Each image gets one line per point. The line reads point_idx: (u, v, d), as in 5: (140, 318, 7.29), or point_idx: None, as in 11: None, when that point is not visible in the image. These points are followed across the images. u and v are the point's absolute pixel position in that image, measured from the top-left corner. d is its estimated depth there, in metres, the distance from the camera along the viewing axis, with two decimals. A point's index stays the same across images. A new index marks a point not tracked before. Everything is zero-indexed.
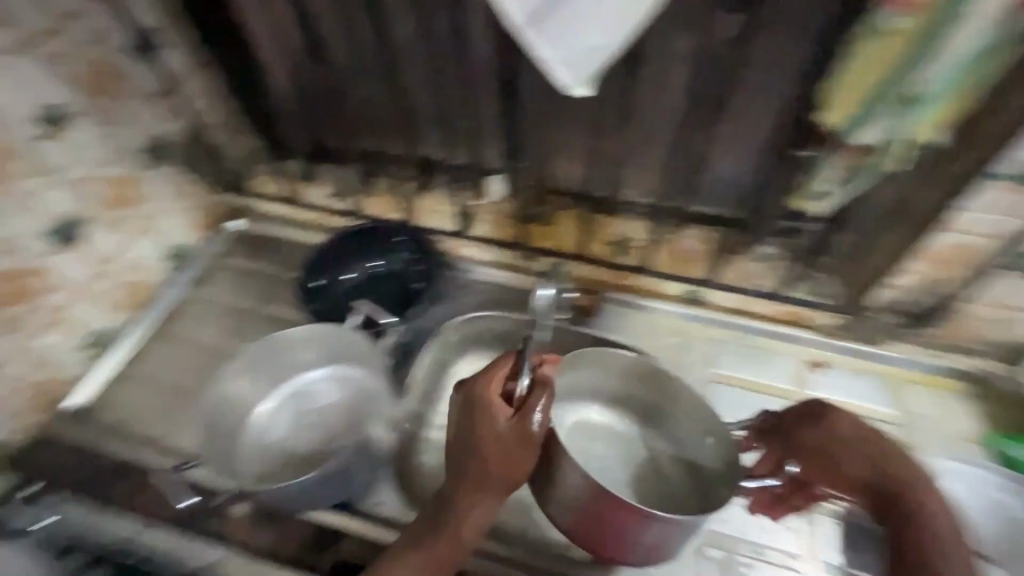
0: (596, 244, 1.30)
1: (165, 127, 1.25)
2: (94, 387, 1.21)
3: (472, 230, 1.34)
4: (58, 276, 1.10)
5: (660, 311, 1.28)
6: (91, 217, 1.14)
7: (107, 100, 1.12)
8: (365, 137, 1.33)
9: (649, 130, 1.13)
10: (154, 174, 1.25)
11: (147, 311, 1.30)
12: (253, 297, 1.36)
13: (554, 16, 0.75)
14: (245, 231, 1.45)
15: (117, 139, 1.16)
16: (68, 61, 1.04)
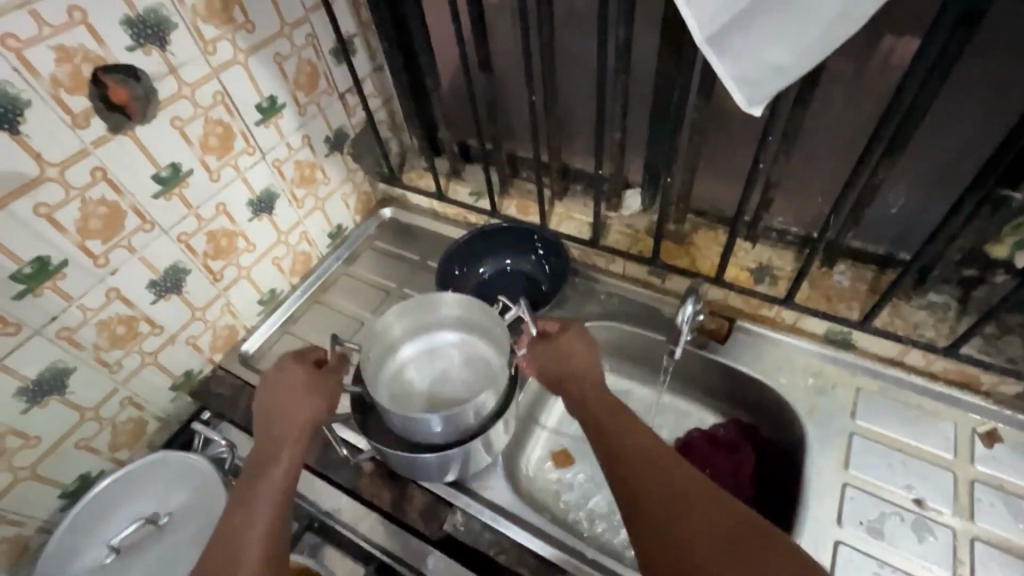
0: (734, 268, 1.29)
1: (344, 120, 1.44)
2: (264, 337, 1.42)
3: (605, 239, 1.38)
4: (250, 239, 1.31)
5: (801, 349, 1.27)
6: (281, 192, 1.34)
7: (308, 93, 1.31)
8: (516, 142, 1.44)
9: (817, 154, 1.12)
10: (330, 160, 1.44)
11: (307, 277, 1.51)
12: (394, 278, 1.53)
13: (742, 33, 0.69)
14: (393, 219, 1.65)
15: (309, 128, 1.35)
16: (286, 60, 1.23)
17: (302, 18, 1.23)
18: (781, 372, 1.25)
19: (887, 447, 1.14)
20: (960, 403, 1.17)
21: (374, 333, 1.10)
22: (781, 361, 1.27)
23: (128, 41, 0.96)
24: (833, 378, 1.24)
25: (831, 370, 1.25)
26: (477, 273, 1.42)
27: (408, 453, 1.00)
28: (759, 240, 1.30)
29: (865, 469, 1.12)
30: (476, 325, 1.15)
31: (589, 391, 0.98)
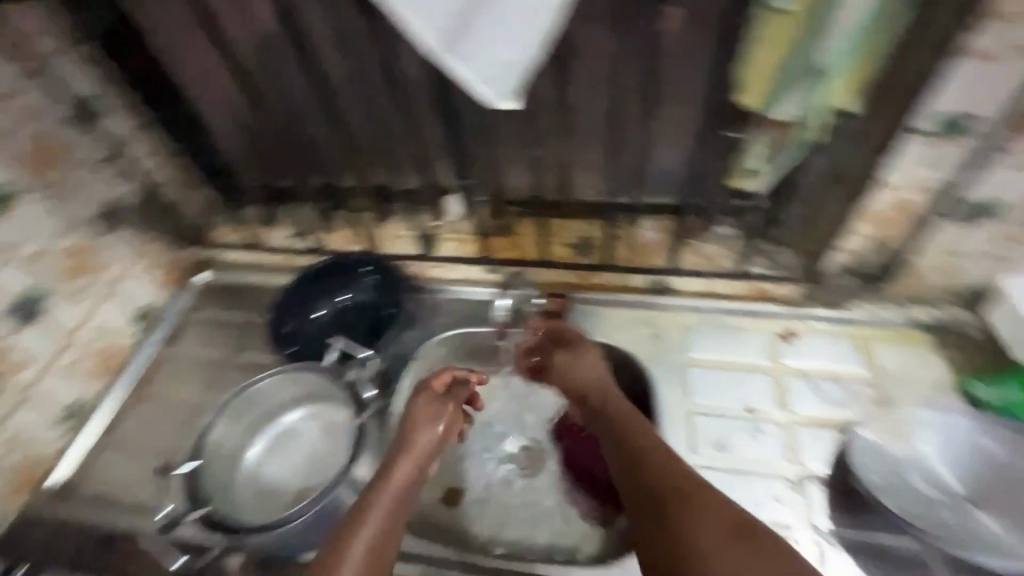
0: (556, 247, 1.42)
1: (118, 191, 1.32)
2: (72, 461, 1.27)
3: (435, 251, 1.44)
4: (27, 355, 1.15)
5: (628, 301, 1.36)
6: (53, 292, 1.19)
7: (56, 171, 1.18)
8: (318, 173, 1.44)
9: (587, 126, 1.22)
10: (110, 238, 1.31)
11: (126, 370, 1.36)
12: (227, 347, 1.42)
13: (472, 37, 0.82)
14: (211, 282, 1.50)
15: (71, 212, 1.21)
16: (9, 141, 1.09)
17: (14, 86, 1.09)
18: (616, 329, 1.33)
19: (713, 371, 1.26)
20: (760, 312, 1.31)
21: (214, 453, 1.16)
22: (613, 320, 1.34)
23: None
24: (660, 325, 1.33)
25: (656, 318, 1.34)
26: (313, 319, 1.36)
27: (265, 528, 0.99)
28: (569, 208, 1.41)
29: (704, 397, 1.23)
30: (315, 392, 1.25)
31: (642, 429, 0.96)
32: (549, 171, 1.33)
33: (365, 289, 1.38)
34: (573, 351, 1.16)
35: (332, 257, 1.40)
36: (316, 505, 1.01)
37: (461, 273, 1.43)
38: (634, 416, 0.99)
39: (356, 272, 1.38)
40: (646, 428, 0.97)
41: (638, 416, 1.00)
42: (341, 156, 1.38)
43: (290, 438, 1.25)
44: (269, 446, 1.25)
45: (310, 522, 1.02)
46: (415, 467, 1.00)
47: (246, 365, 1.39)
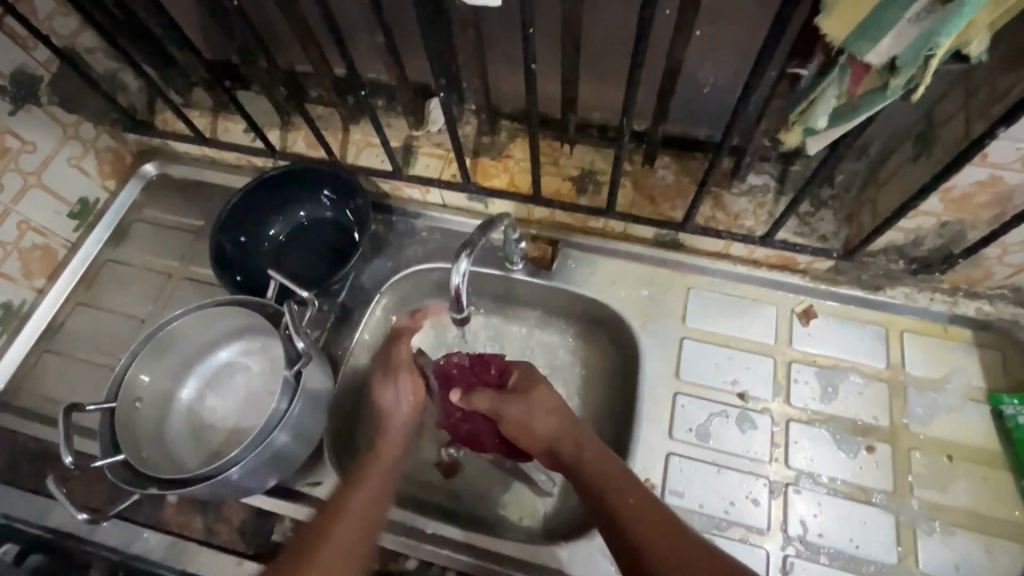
0: (810, 364, 0.71)
1: (114, 62, 0.82)
2: (10, 363, 0.79)
3: (598, 255, 0.78)
4: (36, 225, 0.79)
5: (949, 531, 0.62)
6: (71, 161, 0.82)
7: (64, 21, 0.75)
8: (425, 75, 0.75)
9: (1017, 181, 0.53)
10: (100, 105, 0.82)
11: (72, 256, 0.85)
12: (179, 254, 0.86)
13: None
14: (165, 180, 0.92)
15: (88, 60, 0.79)
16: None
17: None
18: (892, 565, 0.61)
19: None
20: None
21: (166, 344, 0.66)
22: (890, 551, 0.62)
23: None
24: None
25: None
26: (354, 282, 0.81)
27: (242, 496, 0.64)
28: (856, 301, 0.73)
29: None
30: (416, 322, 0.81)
31: (547, 405, 0.62)
32: (867, 269, 0.71)
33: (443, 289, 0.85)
34: (518, 399, 0.63)
35: (426, 199, 0.83)
36: (300, 503, 0.67)
37: (627, 299, 0.75)
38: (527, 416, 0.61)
39: (461, 239, 0.82)
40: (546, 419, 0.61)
41: (540, 414, 0.61)
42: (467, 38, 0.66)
43: (238, 366, 0.71)
44: (228, 361, 0.71)
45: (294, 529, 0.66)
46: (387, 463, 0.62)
47: (199, 285, 0.83)
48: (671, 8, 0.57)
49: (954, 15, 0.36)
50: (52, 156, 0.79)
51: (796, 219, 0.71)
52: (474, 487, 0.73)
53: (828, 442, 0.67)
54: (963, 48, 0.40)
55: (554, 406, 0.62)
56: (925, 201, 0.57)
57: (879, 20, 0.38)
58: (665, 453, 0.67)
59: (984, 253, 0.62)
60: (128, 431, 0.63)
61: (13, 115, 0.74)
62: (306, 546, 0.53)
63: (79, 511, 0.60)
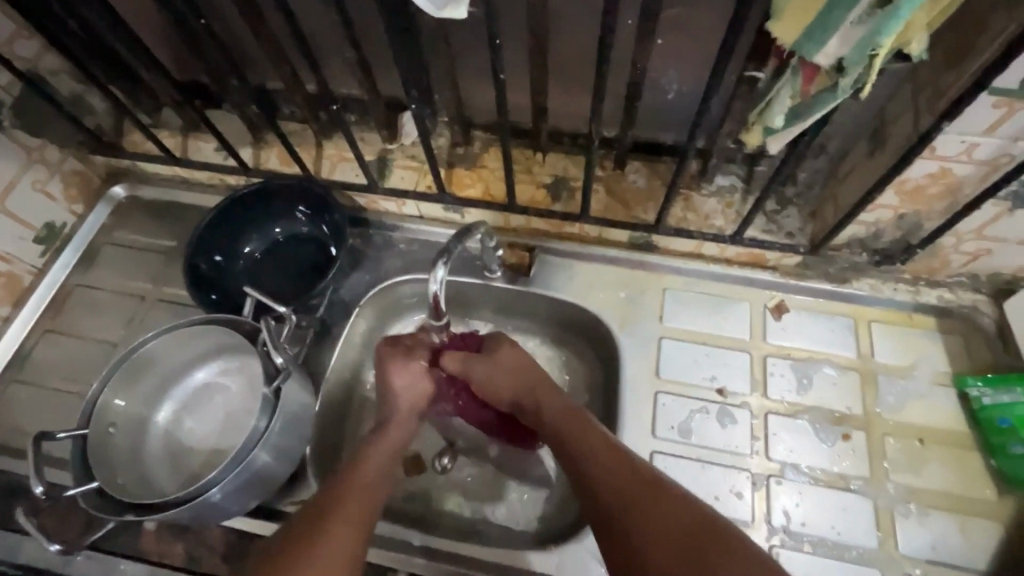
0: (786, 356, 0.72)
1: (78, 85, 0.81)
2: None
3: (576, 260, 0.79)
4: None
5: (927, 513, 0.64)
6: (36, 187, 0.80)
7: (25, 46, 0.74)
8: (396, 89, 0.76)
9: (965, 172, 0.56)
10: (65, 128, 0.81)
11: (38, 281, 0.83)
12: (151, 276, 0.85)
13: None
14: (135, 201, 0.90)
15: (52, 84, 0.78)
16: None
17: None
18: (875, 550, 0.63)
19: None
20: None
21: (140, 368, 0.64)
22: (872, 537, 0.63)
23: None
24: None
25: None
26: (333, 296, 0.81)
27: (219, 520, 0.62)
28: (825, 294, 0.75)
29: None
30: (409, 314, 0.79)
31: (513, 360, 0.66)
32: (834, 262, 0.73)
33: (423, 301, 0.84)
34: (485, 361, 0.67)
35: (403, 210, 0.83)
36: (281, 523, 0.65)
37: (605, 302, 0.77)
38: (486, 381, 0.66)
39: (439, 249, 0.83)
40: (506, 377, 0.65)
41: (501, 372, 0.66)
42: (436, 52, 0.68)
43: (216, 387, 0.70)
44: (205, 381, 0.70)
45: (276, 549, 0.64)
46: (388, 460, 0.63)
47: (174, 307, 0.82)
48: (632, 18, 0.59)
49: (891, 18, 0.38)
50: (16, 181, 0.77)
51: (764, 217, 0.74)
52: (462, 498, 0.73)
53: (806, 432, 0.68)
54: (905, 49, 0.42)
55: (517, 359, 0.66)
56: (881, 196, 0.60)
57: (825, 22, 0.40)
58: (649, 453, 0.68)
59: (940, 242, 0.65)
60: (101, 459, 0.61)
61: None
62: (300, 548, 0.52)
63: (51, 544, 0.58)
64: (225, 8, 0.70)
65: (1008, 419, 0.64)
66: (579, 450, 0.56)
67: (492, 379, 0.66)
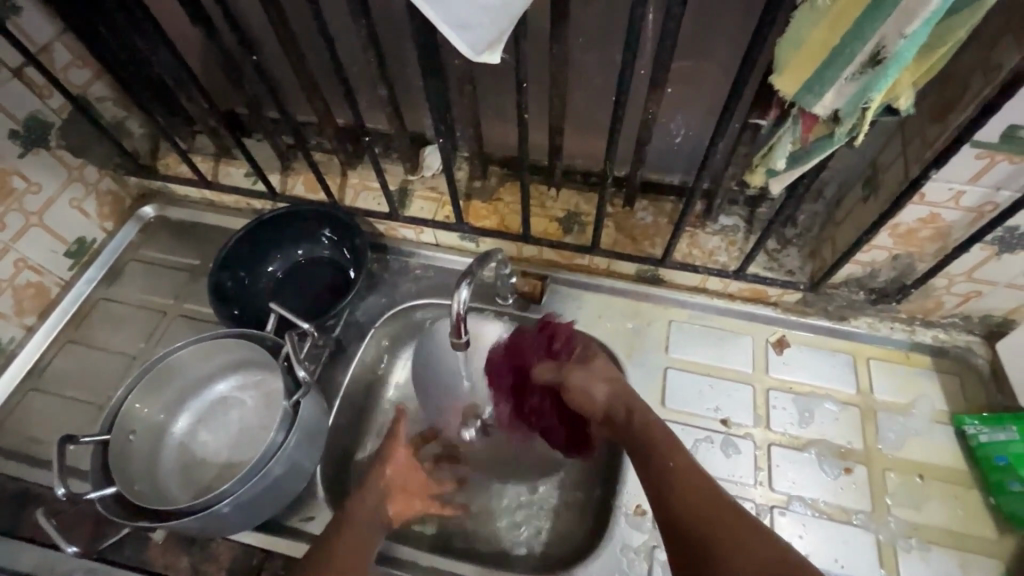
0: (788, 389, 0.75)
1: (121, 110, 0.86)
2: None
3: (586, 290, 0.83)
4: (32, 263, 0.80)
5: (932, 550, 0.65)
6: (73, 204, 0.84)
7: (79, 73, 0.79)
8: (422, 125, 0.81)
9: (952, 218, 0.60)
10: (106, 150, 0.86)
11: (63, 293, 0.86)
12: (174, 293, 0.88)
13: None
14: (163, 220, 0.94)
15: (99, 110, 0.84)
16: (41, 49, 0.74)
17: (19, 5, 0.70)
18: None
19: None
20: None
21: (164, 376, 0.66)
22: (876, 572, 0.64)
23: None
24: None
25: None
26: (350, 318, 0.83)
27: (228, 534, 0.63)
28: (826, 330, 0.78)
29: None
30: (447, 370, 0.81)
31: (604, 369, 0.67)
32: (832, 300, 0.76)
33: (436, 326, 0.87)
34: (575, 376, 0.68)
35: (421, 238, 0.87)
36: (289, 539, 0.66)
37: (611, 332, 0.80)
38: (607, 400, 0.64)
39: (454, 276, 0.86)
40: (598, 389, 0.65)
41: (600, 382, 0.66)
42: (463, 93, 0.73)
43: (234, 400, 0.72)
44: (223, 395, 0.72)
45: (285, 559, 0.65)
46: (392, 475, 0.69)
47: (195, 322, 0.85)
48: (645, 69, 0.65)
49: (882, 76, 0.42)
50: (55, 197, 0.82)
51: (765, 255, 0.77)
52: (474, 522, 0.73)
53: (809, 464, 0.70)
54: (893, 103, 0.47)
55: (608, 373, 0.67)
56: (876, 237, 0.64)
57: (821, 78, 0.44)
58: None
59: (933, 283, 0.69)
60: (121, 464, 0.63)
61: (23, 157, 0.76)
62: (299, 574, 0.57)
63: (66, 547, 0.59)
64: (270, 46, 0.76)
65: (1005, 457, 0.65)
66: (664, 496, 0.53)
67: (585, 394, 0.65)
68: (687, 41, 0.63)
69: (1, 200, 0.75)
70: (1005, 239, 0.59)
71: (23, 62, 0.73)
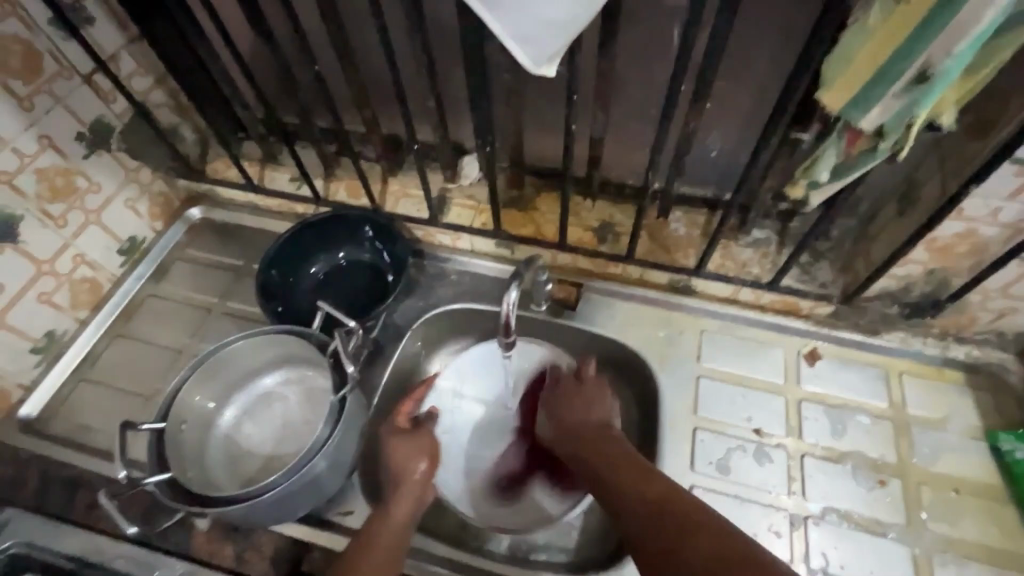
0: (820, 401, 0.75)
1: (176, 115, 0.90)
2: (50, 390, 0.81)
3: (619, 299, 0.84)
4: (87, 258, 0.84)
5: (969, 567, 0.65)
6: (128, 205, 0.88)
7: (141, 80, 0.83)
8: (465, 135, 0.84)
9: (989, 233, 0.61)
10: (161, 153, 0.90)
11: (113, 288, 0.89)
12: (218, 291, 0.91)
13: None
14: (208, 221, 0.98)
15: (157, 115, 0.88)
16: (109, 57, 0.78)
17: (94, 17, 0.75)
18: None
19: None
20: None
21: (216, 369, 0.69)
22: None
23: (32, 147, 0.73)
24: None
25: None
26: (387, 320, 0.86)
27: (271, 524, 0.65)
28: (858, 343, 0.79)
29: None
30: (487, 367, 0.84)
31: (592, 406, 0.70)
32: (865, 314, 0.77)
33: (469, 330, 0.88)
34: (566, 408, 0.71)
35: (456, 244, 0.90)
36: (328, 532, 0.68)
37: (643, 340, 0.81)
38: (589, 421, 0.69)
39: (488, 282, 0.88)
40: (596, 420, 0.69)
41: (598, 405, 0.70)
42: (507, 105, 0.76)
43: (278, 395, 0.74)
44: (268, 390, 0.74)
45: (325, 547, 0.67)
46: (424, 485, 0.66)
47: (238, 321, 0.88)
48: (687, 85, 0.68)
49: (928, 93, 0.44)
50: (112, 197, 0.85)
51: (798, 267, 0.79)
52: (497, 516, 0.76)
53: (843, 475, 0.70)
54: (936, 120, 0.49)
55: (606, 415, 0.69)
56: (912, 250, 0.65)
57: (867, 94, 0.47)
58: (685, 487, 0.70)
59: (968, 299, 0.70)
60: (176, 451, 0.65)
61: (87, 158, 0.80)
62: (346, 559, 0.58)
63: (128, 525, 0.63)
64: (324, 58, 0.80)
65: None
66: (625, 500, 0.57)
67: (567, 425, 0.69)
68: (729, 59, 0.65)
69: (66, 198, 0.79)
70: None
71: (93, 69, 0.77)
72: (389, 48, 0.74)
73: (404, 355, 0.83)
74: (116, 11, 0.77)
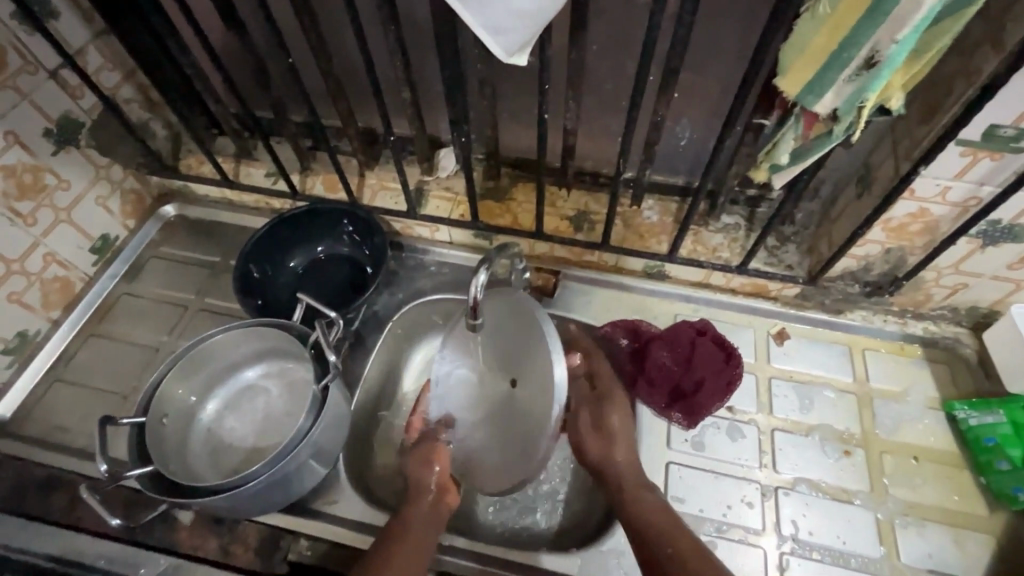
0: (790, 378, 0.79)
1: (146, 111, 0.89)
2: (24, 391, 0.80)
3: (596, 286, 0.87)
4: (58, 257, 0.83)
5: (929, 528, 0.69)
6: (99, 203, 0.87)
7: (108, 76, 0.82)
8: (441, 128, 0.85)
9: (940, 212, 0.64)
10: (132, 150, 0.89)
11: (86, 287, 0.88)
12: (194, 287, 0.90)
13: None
14: (183, 219, 0.97)
15: (127, 112, 0.87)
16: (76, 51, 0.77)
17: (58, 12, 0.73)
18: (883, 561, 0.67)
19: None
20: None
21: (196, 363, 0.69)
22: (875, 549, 0.67)
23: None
24: None
25: None
26: (368, 313, 0.86)
27: (251, 515, 0.65)
28: (824, 322, 0.82)
29: None
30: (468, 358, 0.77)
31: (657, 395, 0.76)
32: (829, 293, 0.80)
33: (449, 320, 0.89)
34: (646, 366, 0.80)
35: (434, 235, 0.91)
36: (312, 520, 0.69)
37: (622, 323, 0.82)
38: (623, 460, 0.66)
39: (468, 273, 0.89)
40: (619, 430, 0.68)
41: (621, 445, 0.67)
42: (483, 97, 0.77)
43: (260, 388, 0.74)
44: (250, 383, 0.74)
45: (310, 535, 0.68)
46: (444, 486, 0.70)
47: (216, 318, 0.87)
48: (654, 75, 0.70)
49: (876, 78, 0.47)
50: (82, 194, 0.84)
51: (766, 251, 0.82)
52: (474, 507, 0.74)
53: (811, 447, 0.74)
54: (885, 104, 0.52)
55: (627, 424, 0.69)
56: (870, 231, 0.69)
57: (821, 79, 0.49)
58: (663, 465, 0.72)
59: (923, 276, 0.73)
60: (158, 446, 0.65)
61: (55, 155, 0.79)
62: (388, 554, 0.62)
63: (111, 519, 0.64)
64: (298, 51, 0.80)
65: (994, 438, 0.69)
66: (657, 544, 0.59)
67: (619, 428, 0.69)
68: (695, 49, 0.67)
69: (34, 196, 0.77)
70: (989, 232, 0.64)
71: (59, 64, 0.76)
72: (363, 41, 0.75)
73: (385, 346, 0.84)
74: (82, 5, 0.76)
